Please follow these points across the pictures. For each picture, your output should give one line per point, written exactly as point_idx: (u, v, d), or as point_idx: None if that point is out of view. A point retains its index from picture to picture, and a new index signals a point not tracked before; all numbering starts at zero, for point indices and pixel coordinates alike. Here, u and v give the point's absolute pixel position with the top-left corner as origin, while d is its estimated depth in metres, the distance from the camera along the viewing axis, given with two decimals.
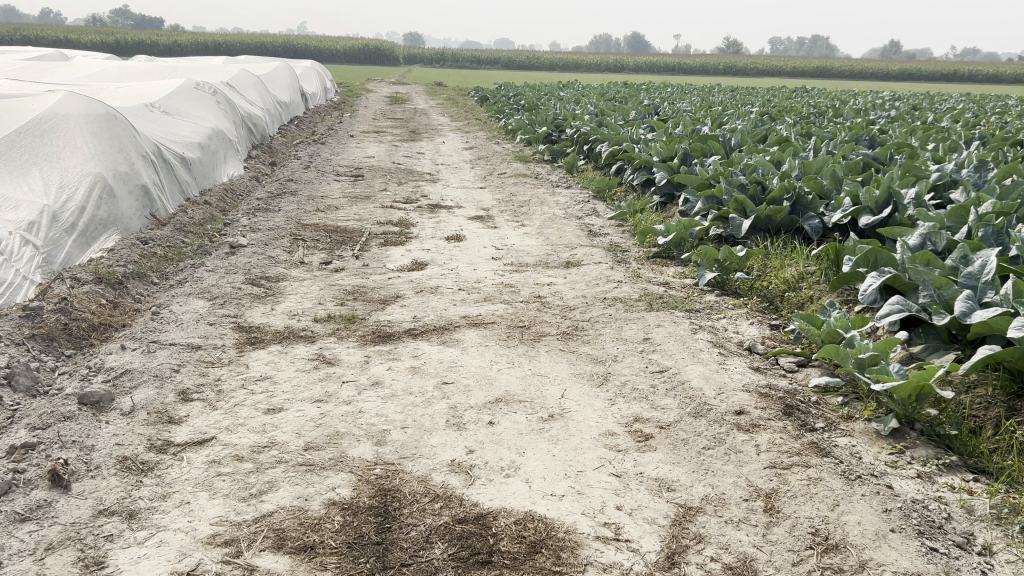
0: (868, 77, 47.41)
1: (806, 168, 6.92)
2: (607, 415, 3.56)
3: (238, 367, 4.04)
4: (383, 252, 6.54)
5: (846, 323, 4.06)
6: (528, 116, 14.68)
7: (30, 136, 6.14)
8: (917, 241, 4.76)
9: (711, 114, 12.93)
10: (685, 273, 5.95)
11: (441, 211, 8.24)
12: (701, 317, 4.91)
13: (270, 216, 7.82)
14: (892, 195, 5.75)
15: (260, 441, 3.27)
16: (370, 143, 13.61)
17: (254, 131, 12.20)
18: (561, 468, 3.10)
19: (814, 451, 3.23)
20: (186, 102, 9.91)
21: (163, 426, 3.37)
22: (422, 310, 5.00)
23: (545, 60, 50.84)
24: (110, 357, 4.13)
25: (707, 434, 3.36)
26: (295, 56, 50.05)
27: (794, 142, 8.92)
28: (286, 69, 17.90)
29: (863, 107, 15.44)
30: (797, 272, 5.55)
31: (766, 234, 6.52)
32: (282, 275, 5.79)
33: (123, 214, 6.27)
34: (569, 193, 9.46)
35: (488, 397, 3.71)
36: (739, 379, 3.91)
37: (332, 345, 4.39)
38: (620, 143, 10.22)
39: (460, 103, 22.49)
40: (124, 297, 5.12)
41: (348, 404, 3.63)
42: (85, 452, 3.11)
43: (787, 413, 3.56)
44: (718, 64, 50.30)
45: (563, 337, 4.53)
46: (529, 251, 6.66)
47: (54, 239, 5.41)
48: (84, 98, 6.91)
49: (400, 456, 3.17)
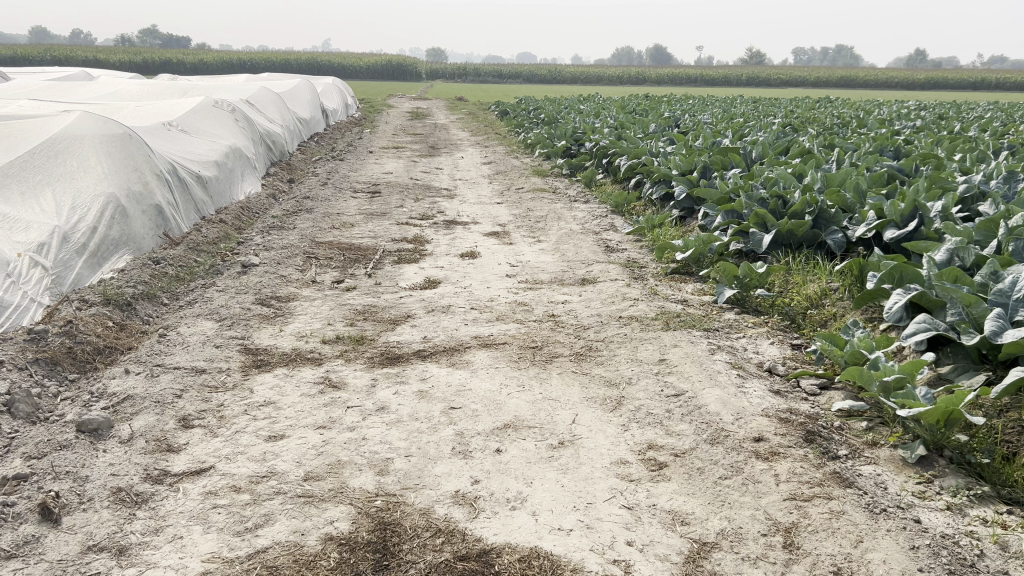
0: (892, 87, 46.95)
1: (828, 181, 6.76)
2: (619, 442, 3.42)
3: (242, 392, 3.94)
4: (397, 270, 6.45)
5: (870, 344, 3.91)
6: (547, 130, 14.60)
7: (44, 157, 6.12)
8: (944, 256, 4.58)
9: (732, 126, 12.77)
10: (704, 290, 5.79)
11: (457, 227, 8.16)
12: (720, 336, 4.75)
13: (285, 234, 7.77)
14: (918, 209, 5.57)
15: (259, 471, 3.16)
16: (389, 159, 13.59)
17: (272, 148, 12.22)
18: (569, 500, 2.97)
19: (837, 481, 3.06)
20: (203, 120, 9.90)
21: (161, 455, 3.28)
22: (432, 330, 4.89)
23: (567, 73, 50.91)
24: (113, 381, 4.05)
25: (725, 462, 3.21)
26: (318, 72, 50.43)
27: (816, 154, 8.75)
28: (306, 86, 17.99)
29: (887, 118, 15.19)
30: (820, 288, 5.37)
31: (788, 249, 6.35)
32: (293, 295, 5.71)
33: (136, 234, 6.22)
34: (587, 207, 9.34)
35: (496, 423, 3.59)
36: (758, 403, 3.75)
37: (339, 368, 4.29)
38: (639, 157, 10.09)
39: (480, 118, 22.45)
40: (132, 319, 5.06)
41: (351, 431, 3.52)
42: (78, 484, 3.03)
43: (808, 439, 3.40)
44: (741, 75, 50.12)
45: (576, 359, 4.40)
46: (544, 268, 6.54)
47: (64, 260, 5.34)
48: (99, 118, 6.91)
49: (403, 487, 3.05)
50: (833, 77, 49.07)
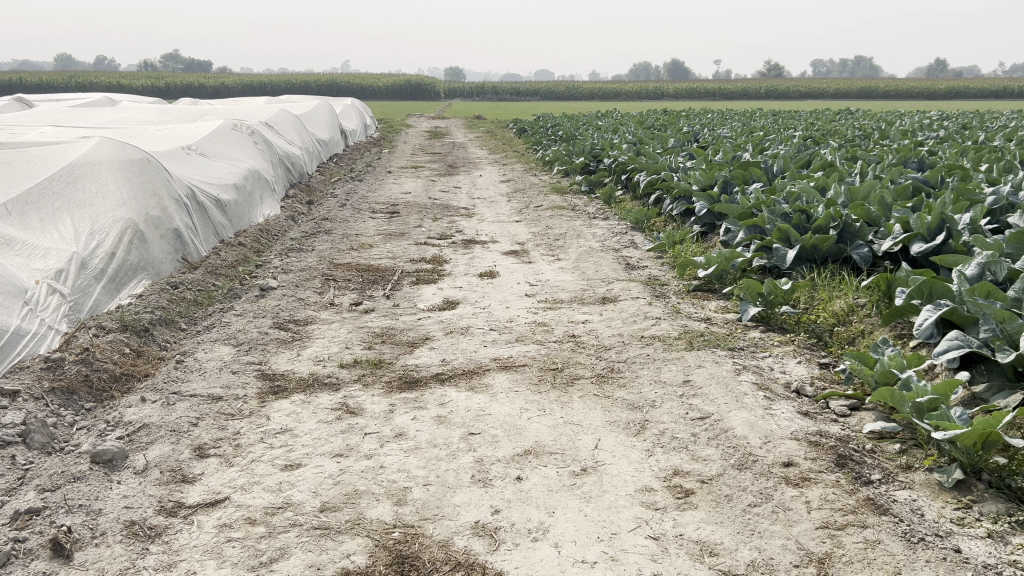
0: (913, 96, 46.61)
1: (851, 195, 6.65)
2: (644, 468, 3.32)
3: (258, 420, 3.88)
4: (415, 291, 6.39)
5: (901, 363, 3.80)
6: (565, 147, 14.54)
7: (63, 183, 6.14)
8: (975, 270, 4.45)
9: (751, 140, 12.64)
10: (728, 308, 5.68)
11: (476, 247, 8.10)
12: (745, 356, 4.64)
13: (303, 256, 7.74)
14: (945, 221, 5.45)
15: (274, 502, 3.09)
16: (407, 179, 13.58)
17: (291, 170, 12.26)
18: (594, 531, 2.87)
19: (872, 508, 2.94)
20: (222, 143, 9.94)
21: (175, 486, 3.22)
22: (451, 353, 4.81)
23: (584, 89, 50.96)
24: (129, 410, 4.01)
25: (753, 489, 3.10)
26: (338, 93, 50.80)
27: (839, 167, 8.62)
28: (325, 107, 18.07)
29: (908, 128, 15.03)
30: (846, 304, 5.26)
31: (812, 264, 6.22)
32: (311, 318, 5.67)
33: (154, 258, 6.20)
34: (607, 224, 9.25)
35: (516, 449, 3.50)
36: (787, 426, 3.63)
37: (357, 393, 4.22)
38: (658, 172, 10.00)
39: (497, 136, 22.44)
40: (149, 345, 5.03)
41: (368, 459, 3.45)
42: (92, 517, 2.98)
43: (840, 464, 3.28)
44: (760, 87, 49.95)
45: (598, 381, 4.30)
46: (564, 287, 6.45)
47: (82, 287, 5.32)
48: (118, 143, 6.94)
49: (421, 517, 2.97)
50: (852, 88, 48.80)
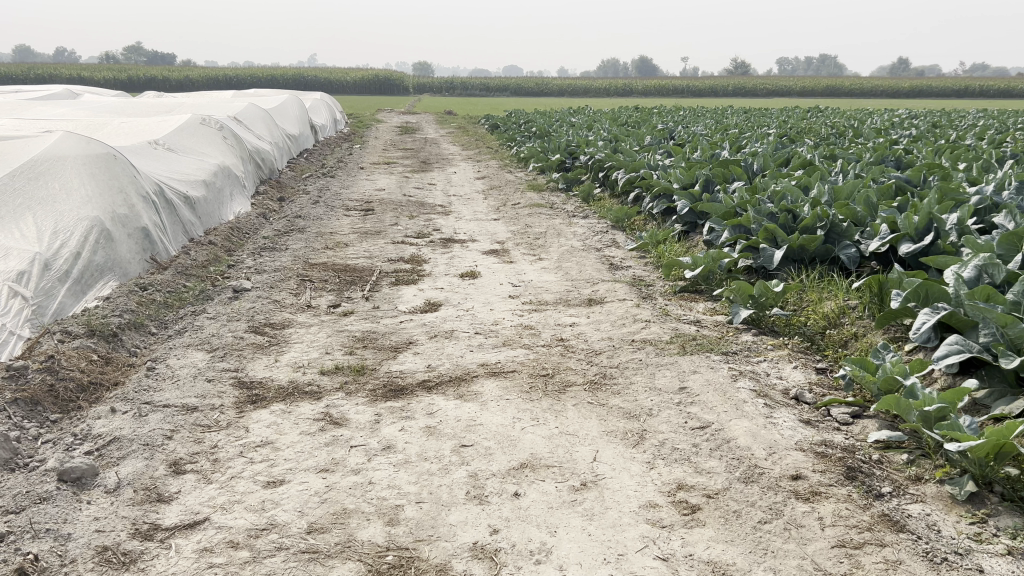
0: (878, 95, 46.96)
1: (835, 194, 6.57)
2: (646, 482, 3.18)
3: (237, 432, 3.68)
4: (395, 292, 6.20)
5: (905, 369, 3.69)
6: (540, 144, 14.35)
7: (25, 180, 5.87)
8: (971, 273, 4.34)
9: (727, 138, 12.54)
10: (717, 310, 5.56)
11: (455, 246, 7.92)
12: (740, 360, 4.53)
13: (276, 256, 7.50)
14: (933, 221, 5.37)
15: (257, 523, 2.90)
16: (381, 176, 13.33)
17: (262, 166, 11.97)
18: (599, 552, 2.72)
19: (887, 525, 2.83)
20: (190, 138, 9.64)
21: (150, 506, 3.02)
22: (436, 358, 4.64)
23: (554, 86, 50.80)
24: (99, 423, 3.79)
25: (762, 504, 2.97)
26: (305, 87, 50.16)
27: (819, 166, 8.56)
28: (295, 102, 17.75)
29: (883, 127, 15.00)
30: (837, 306, 5.16)
31: (800, 265, 6.12)
32: (288, 321, 5.46)
33: (122, 259, 5.94)
34: (587, 223, 9.12)
35: (511, 462, 3.34)
36: (791, 436, 3.51)
37: (340, 402, 4.03)
38: (637, 170, 9.87)
39: (469, 132, 22.22)
40: (118, 351, 4.79)
41: (356, 474, 3.27)
42: (60, 543, 2.77)
43: (850, 477, 3.16)
44: (727, 85, 50.09)
45: (591, 388, 4.15)
46: (548, 288, 6.30)
47: (46, 289, 5.06)
48: (82, 138, 6.66)
49: (415, 539, 2.80)
50: (819, 87, 49.15)
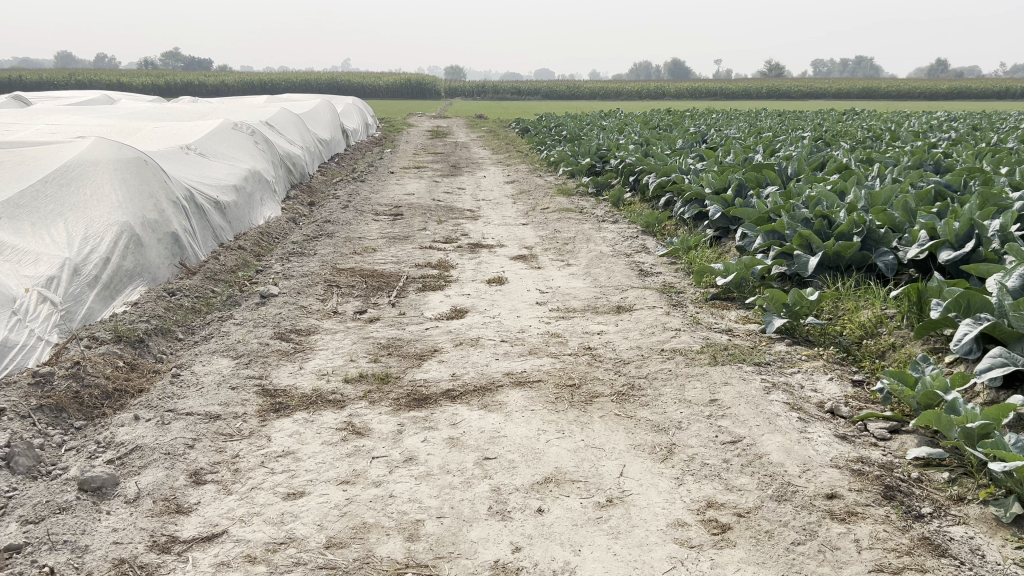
0: (916, 96, 46.11)
1: (872, 200, 6.39)
2: (675, 500, 3.08)
3: (259, 441, 3.64)
4: (422, 298, 6.15)
5: (945, 383, 3.55)
6: (571, 148, 14.23)
7: (56, 185, 5.90)
8: (1017, 283, 4.06)
9: (761, 142, 12.33)
10: (750, 318, 5.44)
11: (482, 251, 7.85)
12: (773, 371, 4.40)
13: (304, 261, 7.49)
14: (975, 228, 5.18)
15: (276, 536, 2.85)
16: (411, 180, 13.32)
17: (292, 170, 12.01)
18: (624, 573, 2.63)
19: (929, 549, 2.70)
20: (221, 143, 9.69)
21: (169, 518, 2.98)
22: (461, 367, 4.57)
23: (585, 89, 50.63)
24: (122, 430, 3.77)
25: (796, 525, 2.86)
26: (338, 91, 50.51)
27: (855, 170, 8.37)
28: (327, 107, 17.82)
29: (922, 129, 14.63)
30: (875, 315, 5.01)
31: (835, 273, 5.96)
32: (314, 328, 5.42)
33: (151, 264, 5.95)
34: (617, 228, 9.01)
35: (535, 477, 3.26)
36: (826, 452, 3.40)
37: (363, 411, 3.98)
38: (668, 174, 9.74)
39: (499, 136, 22.17)
40: (144, 356, 4.79)
41: (377, 487, 3.20)
42: (77, 555, 2.74)
43: (888, 497, 3.04)
44: (761, 87, 49.50)
45: (619, 399, 4.05)
46: (576, 294, 6.21)
47: (74, 294, 5.07)
48: (113, 143, 6.70)
49: (435, 556, 2.73)
50: (855, 89, 48.42)
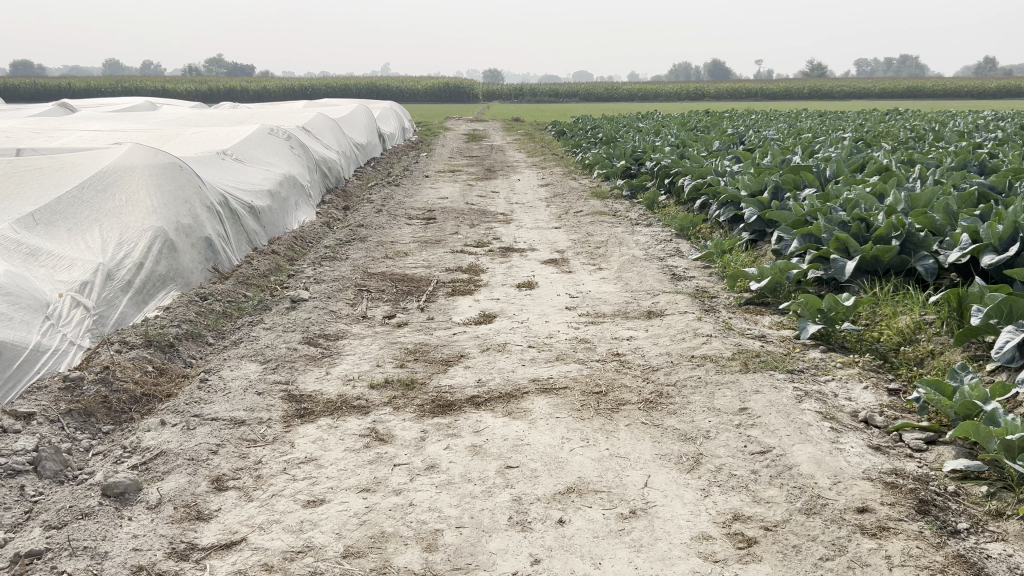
0: (963, 96, 45.10)
1: (912, 202, 6.21)
2: (699, 512, 3.00)
3: (283, 447, 3.63)
4: (450, 303, 6.12)
5: (985, 394, 3.43)
6: (606, 151, 14.12)
7: (93, 191, 5.99)
8: None
9: (800, 143, 12.11)
10: (784, 324, 5.32)
11: (514, 255, 7.80)
12: (807, 379, 4.29)
13: (336, 265, 7.51)
14: (1020, 230, 4.98)
15: (293, 545, 2.83)
16: (445, 184, 13.32)
17: (327, 175, 12.06)
18: None
19: (964, 567, 2.60)
20: (257, 148, 9.77)
21: (189, 524, 2.98)
22: (487, 373, 4.52)
23: (623, 91, 50.36)
24: (148, 435, 3.79)
25: (825, 539, 2.77)
26: (377, 95, 50.86)
27: (896, 171, 8.15)
28: (364, 112, 17.92)
29: (969, 129, 14.24)
30: (913, 321, 4.86)
31: (874, 277, 5.80)
32: (343, 332, 5.42)
33: (184, 268, 6.01)
34: (651, 231, 8.90)
35: (558, 487, 3.20)
36: (858, 463, 3.29)
37: (387, 418, 3.95)
38: (704, 176, 9.59)
39: (536, 139, 22.11)
40: (174, 361, 4.83)
41: (397, 495, 3.17)
42: (97, 561, 2.75)
43: (922, 511, 2.93)
44: (803, 88, 48.81)
45: (646, 407, 3.98)
46: (606, 299, 6.13)
47: (107, 299, 5.13)
48: (149, 149, 6.78)
49: (453, 567, 2.69)
50: (899, 88, 47.51)
